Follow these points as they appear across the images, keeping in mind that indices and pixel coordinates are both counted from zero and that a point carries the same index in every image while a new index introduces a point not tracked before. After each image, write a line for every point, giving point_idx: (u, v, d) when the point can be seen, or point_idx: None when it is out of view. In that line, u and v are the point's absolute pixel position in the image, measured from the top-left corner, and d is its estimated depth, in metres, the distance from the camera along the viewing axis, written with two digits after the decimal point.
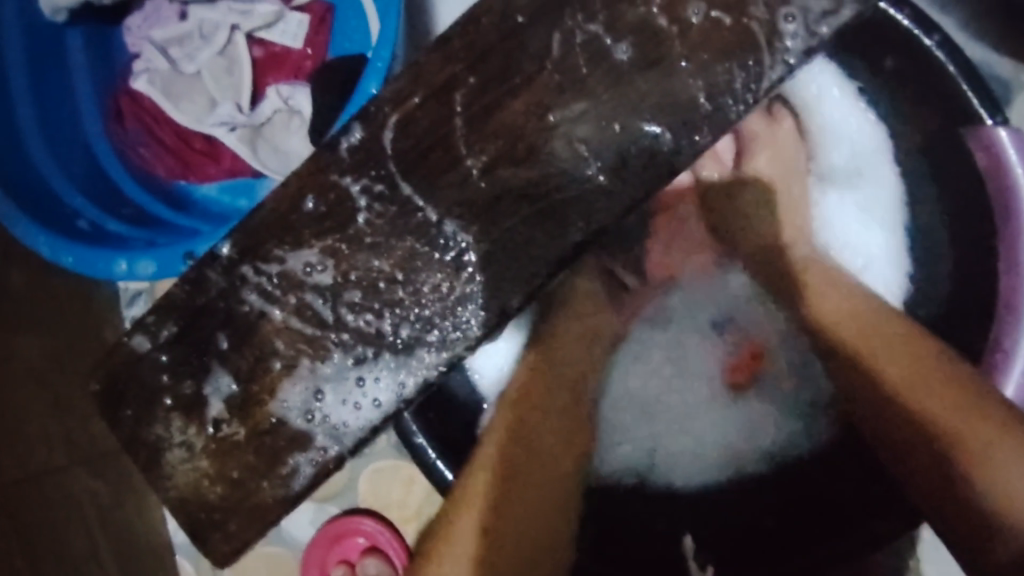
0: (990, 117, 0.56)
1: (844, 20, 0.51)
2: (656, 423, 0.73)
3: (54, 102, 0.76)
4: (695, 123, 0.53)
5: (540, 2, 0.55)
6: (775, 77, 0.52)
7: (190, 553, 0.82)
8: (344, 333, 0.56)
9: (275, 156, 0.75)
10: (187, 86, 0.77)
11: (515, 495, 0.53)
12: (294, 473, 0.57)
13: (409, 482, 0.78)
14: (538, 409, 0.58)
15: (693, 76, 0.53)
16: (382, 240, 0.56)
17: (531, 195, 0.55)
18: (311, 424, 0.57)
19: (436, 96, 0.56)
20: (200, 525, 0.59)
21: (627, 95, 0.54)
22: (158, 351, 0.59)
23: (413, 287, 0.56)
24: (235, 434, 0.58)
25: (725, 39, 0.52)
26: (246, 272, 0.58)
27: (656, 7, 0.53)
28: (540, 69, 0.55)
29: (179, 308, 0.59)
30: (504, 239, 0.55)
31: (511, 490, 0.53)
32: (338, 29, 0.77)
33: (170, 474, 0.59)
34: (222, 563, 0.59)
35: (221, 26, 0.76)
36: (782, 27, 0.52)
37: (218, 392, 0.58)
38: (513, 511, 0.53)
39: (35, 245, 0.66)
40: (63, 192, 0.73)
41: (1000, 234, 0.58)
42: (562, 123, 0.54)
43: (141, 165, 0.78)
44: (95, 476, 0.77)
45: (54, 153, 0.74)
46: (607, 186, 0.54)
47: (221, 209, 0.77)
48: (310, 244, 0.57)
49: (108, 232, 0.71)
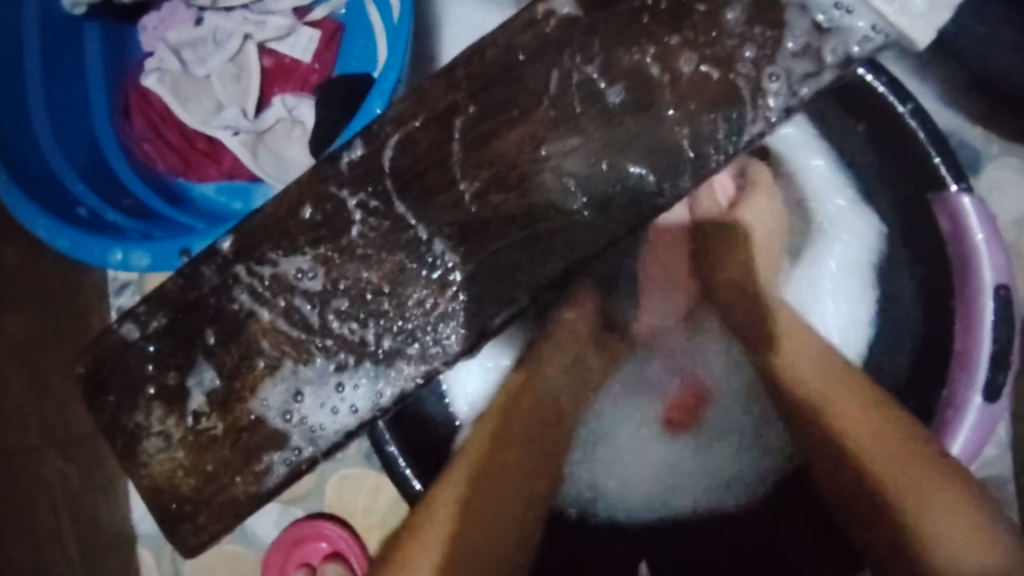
0: (955, 183, 0.59)
1: (824, 84, 0.55)
2: (607, 459, 0.75)
3: (63, 90, 0.78)
4: (678, 167, 0.56)
5: (541, 41, 0.58)
6: (756, 131, 0.56)
7: (151, 543, 0.85)
8: (328, 339, 0.58)
9: (273, 162, 0.77)
10: (196, 89, 0.80)
11: (483, 508, 0.56)
12: (268, 471, 0.59)
13: (375, 490, 0.80)
14: (513, 432, 0.60)
15: (680, 124, 0.56)
16: (373, 253, 0.59)
17: (520, 221, 0.58)
18: (289, 424, 0.59)
19: (437, 120, 0.59)
20: (170, 514, 0.60)
21: (617, 135, 0.57)
22: (146, 341, 0.61)
23: (399, 300, 0.58)
24: (214, 428, 0.59)
25: (712, 92, 0.56)
26: (239, 272, 0.60)
27: (650, 56, 0.57)
28: (537, 104, 0.58)
29: (171, 301, 0.61)
30: (490, 263, 0.58)
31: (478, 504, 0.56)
32: (346, 47, 0.80)
33: (145, 462, 0.60)
34: (189, 553, 0.60)
35: (234, 33, 0.79)
36: (766, 85, 0.56)
37: (201, 385, 0.60)
38: (479, 522, 0.55)
39: (34, 226, 0.67)
40: (65, 179, 0.74)
41: (956, 294, 0.61)
42: (553, 156, 0.58)
43: (143, 159, 0.81)
44: (66, 460, 0.77)
45: (60, 140, 0.76)
46: (591, 220, 0.57)
47: (216, 209, 0.80)
48: (303, 251, 0.59)
49: (106, 220, 0.73)
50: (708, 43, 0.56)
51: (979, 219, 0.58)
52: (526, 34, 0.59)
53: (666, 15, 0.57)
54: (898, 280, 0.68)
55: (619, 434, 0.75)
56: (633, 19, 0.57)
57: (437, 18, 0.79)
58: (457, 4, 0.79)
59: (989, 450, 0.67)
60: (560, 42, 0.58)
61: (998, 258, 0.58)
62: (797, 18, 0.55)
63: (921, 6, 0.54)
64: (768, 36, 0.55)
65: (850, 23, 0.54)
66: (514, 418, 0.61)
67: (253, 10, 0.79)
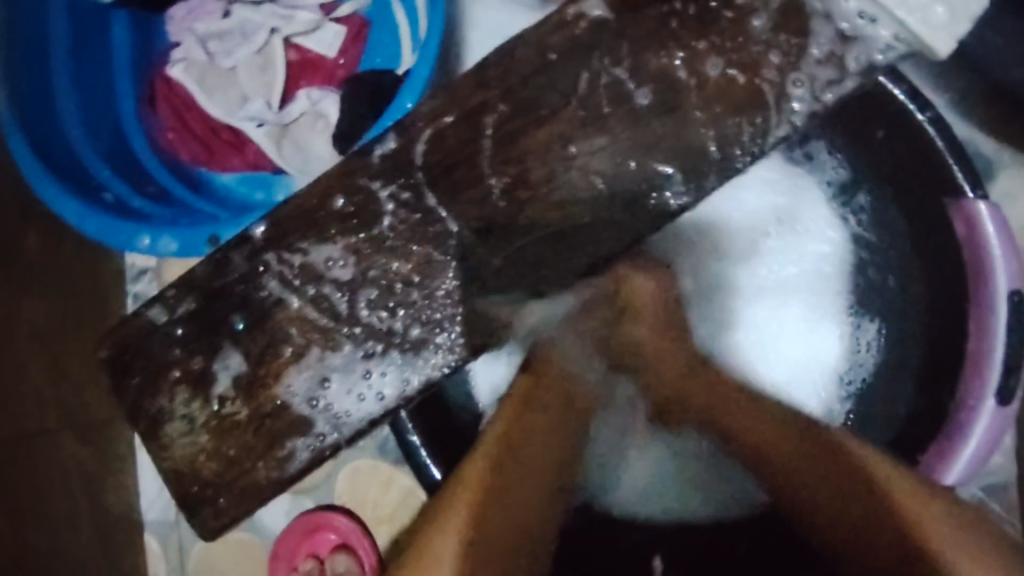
0: (971, 191, 0.61)
1: (846, 90, 0.57)
2: (620, 459, 0.75)
3: (88, 77, 0.79)
4: (704, 168, 0.58)
5: (572, 42, 0.60)
6: (780, 134, 0.58)
7: (159, 530, 0.84)
8: (356, 327, 0.59)
9: (297, 154, 0.79)
10: (222, 80, 0.81)
11: (498, 512, 0.55)
12: (291, 457, 0.59)
13: (386, 482, 0.81)
14: (528, 435, 0.59)
15: (706, 126, 0.58)
16: (402, 244, 0.60)
17: (548, 216, 0.59)
18: (314, 411, 0.59)
19: (467, 116, 0.60)
20: (191, 498, 0.60)
21: (645, 136, 0.58)
22: (173, 325, 0.61)
23: (428, 290, 0.59)
24: (238, 413, 0.59)
25: (738, 96, 0.58)
26: (269, 259, 0.60)
27: (678, 59, 0.58)
28: (566, 104, 0.59)
29: (198, 287, 0.61)
30: (519, 257, 0.60)
31: (493, 508, 0.55)
32: (371, 44, 0.81)
33: (167, 445, 0.60)
34: (210, 536, 0.60)
35: (261, 27, 0.80)
36: (791, 90, 0.57)
37: (227, 369, 0.60)
38: (493, 528, 0.54)
39: (64, 210, 0.68)
40: (91, 165, 0.75)
41: (970, 300, 0.63)
42: (581, 155, 0.59)
43: (167, 148, 0.82)
44: (81, 443, 0.78)
45: (85, 127, 0.77)
46: (617, 218, 0.59)
47: (238, 200, 0.81)
48: (334, 240, 0.60)
49: (131, 207, 0.74)
50: (735, 48, 0.58)
51: (995, 226, 0.60)
52: (557, 35, 0.60)
53: (694, 20, 0.58)
54: (904, 284, 0.71)
55: (634, 440, 0.74)
56: (663, 22, 0.59)
57: (460, 19, 0.81)
58: (480, 6, 0.81)
59: (996, 455, 0.69)
60: (590, 43, 0.60)
61: (1012, 265, 0.60)
62: (821, 26, 0.57)
63: (944, 18, 0.54)
64: (793, 43, 0.57)
65: (874, 32, 0.56)
66: (531, 422, 0.60)
67: (281, 5, 0.81)
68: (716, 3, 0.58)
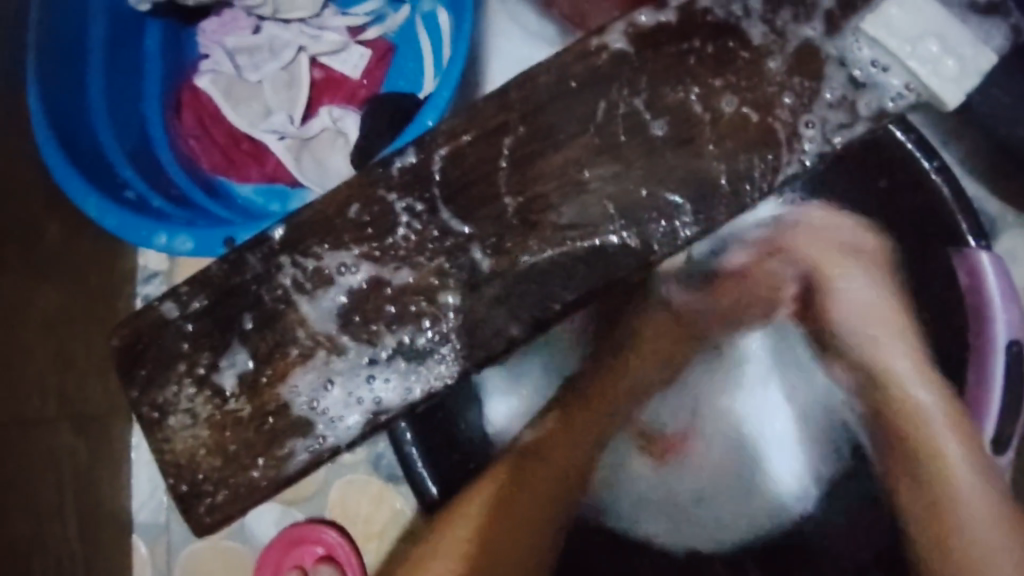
0: (974, 239, 0.63)
1: (856, 134, 0.59)
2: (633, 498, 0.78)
3: (119, 79, 0.81)
4: (714, 201, 0.60)
5: (593, 72, 0.62)
6: (790, 172, 0.60)
7: (148, 531, 0.86)
8: (363, 333, 0.60)
9: (316, 168, 0.82)
10: (248, 92, 0.84)
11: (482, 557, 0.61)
12: (290, 456, 0.59)
13: (378, 498, 0.81)
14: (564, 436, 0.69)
15: (718, 160, 0.60)
16: (415, 256, 0.60)
17: (559, 237, 0.60)
18: (314, 412, 0.59)
19: (487, 137, 0.62)
20: (188, 492, 0.59)
21: (657, 167, 0.60)
22: (185, 320, 0.61)
23: (436, 302, 0.60)
24: (241, 410, 0.59)
25: (750, 134, 0.60)
26: (283, 262, 0.61)
27: (694, 95, 0.60)
28: (583, 131, 0.61)
29: (212, 284, 0.61)
30: (529, 274, 0.60)
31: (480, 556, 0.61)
32: (394, 66, 0.85)
33: (168, 438, 0.60)
34: (203, 533, 0.59)
35: (290, 44, 0.83)
36: (802, 131, 0.59)
37: (233, 366, 0.60)
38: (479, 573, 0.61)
39: (84, 204, 0.69)
40: (115, 163, 0.77)
41: (971, 334, 0.63)
42: (594, 180, 0.60)
43: (188, 154, 0.84)
44: (76, 434, 0.79)
45: (113, 126, 0.79)
46: (628, 244, 0.60)
47: (253, 209, 0.82)
48: (349, 247, 0.61)
49: (151, 205, 0.75)
50: (749, 87, 0.60)
51: (997, 274, 0.62)
52: (579, 64, 0.62)
53: (712, 59, 0.60)
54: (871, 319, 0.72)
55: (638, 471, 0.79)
56: (681, 59, 0.61)
57: (483, 47, 0.84)
58: (503, 36, 0.84)
59: None
60: (610, 74, 0.62)
61: (1013, 315, 0.61)
62: (835, 71, 0.60)
63: (954, 70, 0.58)
64: (804, 86, 0.60)
65: (886, 80, 0.59)
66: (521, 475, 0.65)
67: (310, 24, 0.84)
68: (733, 44, 0.61)
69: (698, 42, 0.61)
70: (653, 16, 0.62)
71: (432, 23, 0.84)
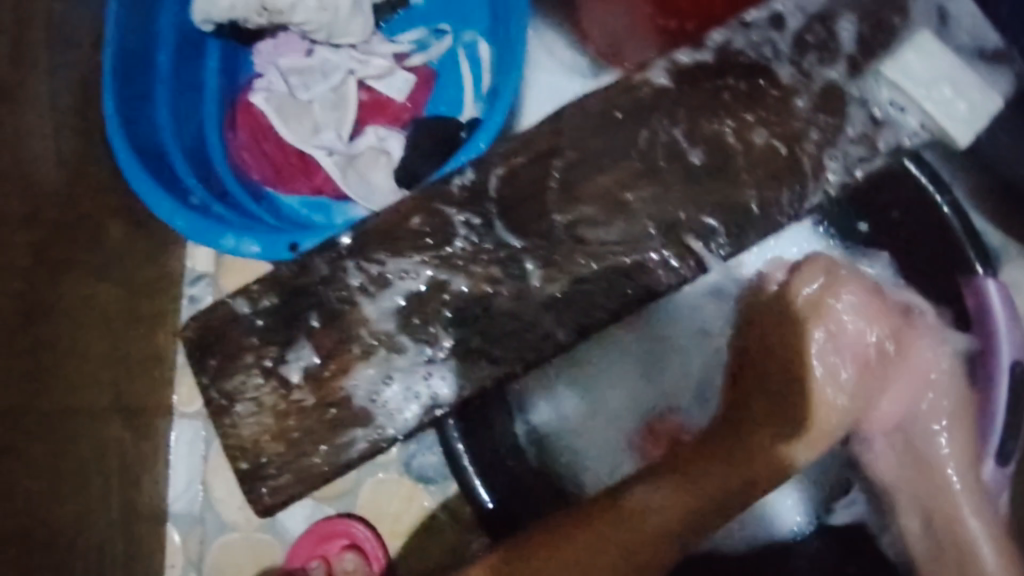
0: (981, 268, 0.68)
1: (874, 167, 0.66)
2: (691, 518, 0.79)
3: (181, 92, 0.86)
4: (747, 224, 0.66)
5: (637, 103, 0.68)
6: (814, 200, 0.66)
7: (182, 523, 0.89)
8: (421, 334, 0.64)
9: (360, 183, 0.86)
10: (299, 110, 0.89)
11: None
12: (349, 445, 0.63)
13: (408, 499, 0.85)
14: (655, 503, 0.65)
15: (750, 187, 0.66)
16: (469, 264, 0.65)
17: (605, 253, 0.65)
18: (373, 405, 0.63)
19: (538, 159, 0.67)
20: (254, 473, 0.63)
21: (694, 190, 0.66)
22: (254, 316, 0.65)
23: (491, 307, 0.64)
24: (305, 399, 0.63)
25: (780, 164, 0.66)
26: (349, 266, 0.65)
27: (728, 127, 0.66)
28: (626, 156, 0.67)
29: (283, 283, 0.65)
30: (577, 286, 0.65)
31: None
32: (436, 92, 0.91)
33: (234, 424, 0.64)
34: (266, 513, 0.64)
35: (340, 67, 0.89)
36: (826, 163, 0.66)
37: (299, 361, 0.64)
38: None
39: (155, 206, 0.74)
40: (178, 171, 0.81)
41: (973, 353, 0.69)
42: (637, 201, 0.66)
43: (239, 165, 0.89)
44: (124, 427, 0.82)
45: (176, 135, 0.84)
46: (667, 262, 0.65)
47: (300, 219, 0.88)
48: (409, 255, 0.65)
49: (212, 211, 0.79)
50: (779, 122, 0.66)
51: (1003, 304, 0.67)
52: (623, 96, 0.68)
53: (745, 96, 0.67)
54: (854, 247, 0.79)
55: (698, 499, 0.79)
56: (716, 95, 0.67)
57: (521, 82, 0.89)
58: (537, 71, 0.89)
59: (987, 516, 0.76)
60: (651, 105, 0.67)
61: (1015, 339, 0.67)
62: (856, 111, 0.67)
63: (966, 112, 0.66)
64: (827, 124, 0.66)
65: (903, 119, 0.66)
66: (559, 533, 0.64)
67: (359, 50, 0.90)
68: (763, 83, 0.67)
69: (732, 82, 0.67)
70: (692, 56, 0.68)
71: (473, 54, 0.90)
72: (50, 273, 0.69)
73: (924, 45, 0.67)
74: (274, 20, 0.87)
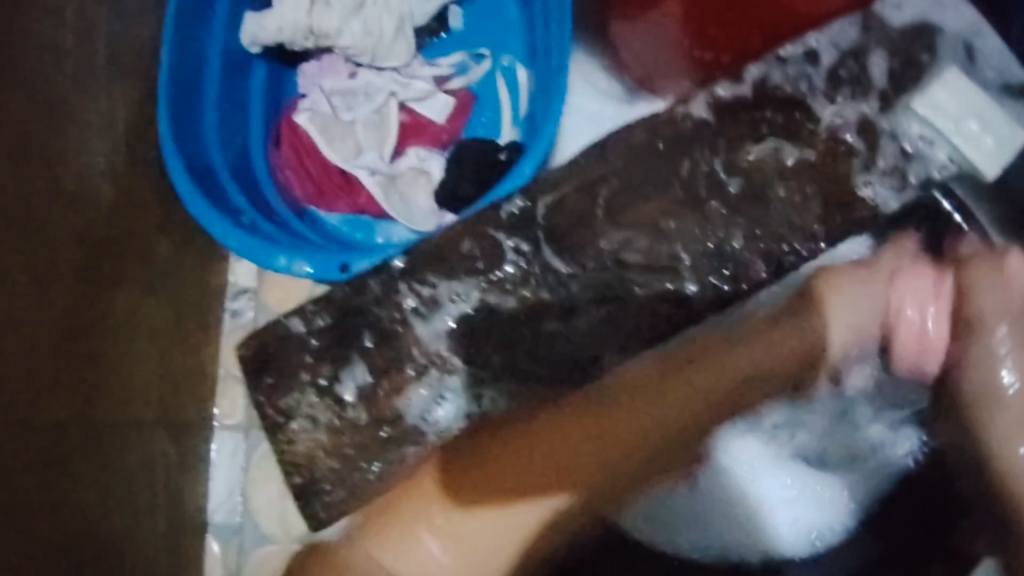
0: None
1: (906, 198, 0.69)
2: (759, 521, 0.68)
3: (229, 113, 0.89)
4: (785, 253, 0.68)
5: (679, 134, 0.70)
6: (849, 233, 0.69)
7: (222, 532, 0.92)
8: (471, 355, 0.68)
9: (402, 205, 0.89)
10: (342, 130, 0.92)
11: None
12: (402, 461, 0.67)
13: None
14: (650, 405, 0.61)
15: (789, 218, 0.68)
16: (516, 288, 0.68)
17: (647, 279, 0.68)
18: (424, 424, 0.67)
19: (584, 187, 0.70)
20: (309, 487, 0.67)
21: (734, 220, 0.69)
22: (310, 335, 0.68)
23: (537, 331, 0.68)
24: (358, 417, 0.67)
25: (817, 197, 0.69)
26: (401, 287, 0.68)
27: (768, 159, 0.69)
28: (669, 186, 0.70)
29: (337, 304, 0.68)
30: (620, 310, 0.68)
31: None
32: (476, 115, 0.94)
33: (290, 440, 0.67)
34: (320, 525, 0.67)
35: (382, 90, 0.92)
36: (861, 192, 0.69)
37: (353, 380, 0.67)
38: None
39: (210, 227, 0.77)
40: (228, 191, 0.84)
41: None
42: (679, 230, 0.69)
43: (283, 183, 0.91)
44: (171, 439, 0.85)
45: (226, 156, 0.87)
46: (708, 289, 0.68)
47: (342, 237, 0.91)
48: (460, 278, 0.68)
49: (261, 230, 0.82)
50: (816, 156, 0.69)
51: None
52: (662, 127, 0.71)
53: (783, 130, 0.70)
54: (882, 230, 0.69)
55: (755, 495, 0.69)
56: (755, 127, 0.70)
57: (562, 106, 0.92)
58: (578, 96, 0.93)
59: None
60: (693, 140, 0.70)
61: None
62: (888, 143, 0.69)
63: (992, 145, 0.67)
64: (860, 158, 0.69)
65: (932, 153, 0.69)
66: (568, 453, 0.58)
67: (400, 72, 0.93)
68: (802, 117, 0.70)
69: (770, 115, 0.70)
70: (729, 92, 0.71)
71: (512, 79, 0.93)
72: (103, 288, 0.71)
73: (949, 81, 0.69)
74: (320, 43, 0.89)
